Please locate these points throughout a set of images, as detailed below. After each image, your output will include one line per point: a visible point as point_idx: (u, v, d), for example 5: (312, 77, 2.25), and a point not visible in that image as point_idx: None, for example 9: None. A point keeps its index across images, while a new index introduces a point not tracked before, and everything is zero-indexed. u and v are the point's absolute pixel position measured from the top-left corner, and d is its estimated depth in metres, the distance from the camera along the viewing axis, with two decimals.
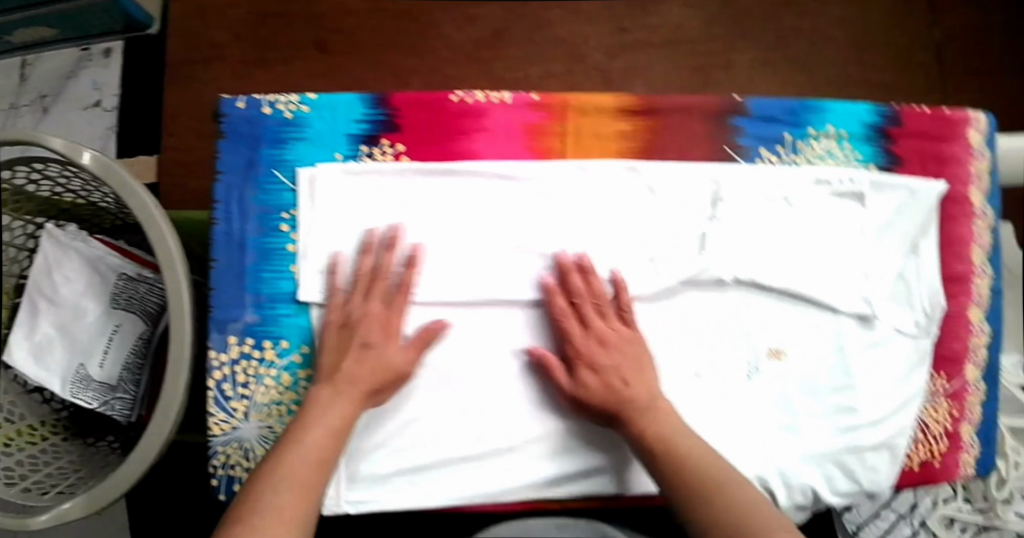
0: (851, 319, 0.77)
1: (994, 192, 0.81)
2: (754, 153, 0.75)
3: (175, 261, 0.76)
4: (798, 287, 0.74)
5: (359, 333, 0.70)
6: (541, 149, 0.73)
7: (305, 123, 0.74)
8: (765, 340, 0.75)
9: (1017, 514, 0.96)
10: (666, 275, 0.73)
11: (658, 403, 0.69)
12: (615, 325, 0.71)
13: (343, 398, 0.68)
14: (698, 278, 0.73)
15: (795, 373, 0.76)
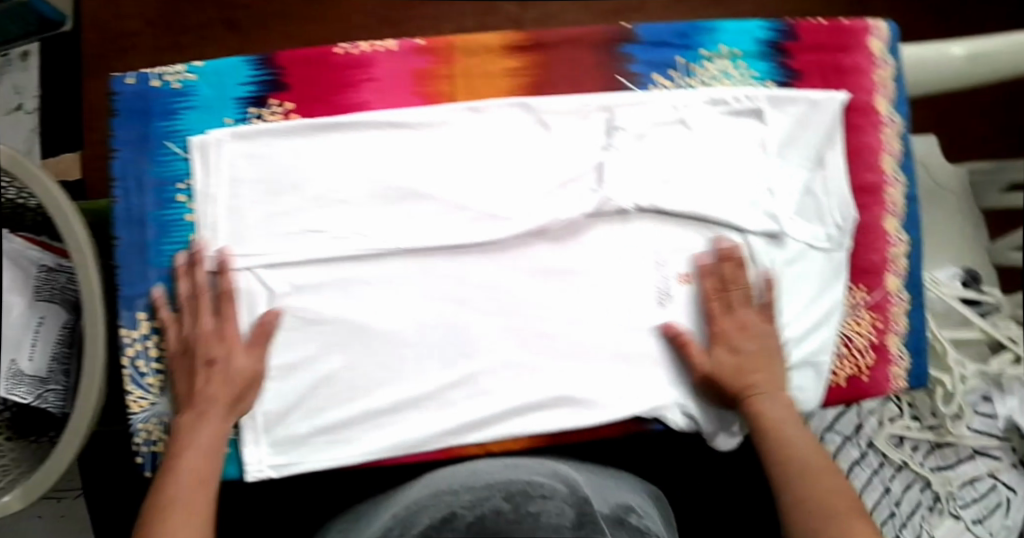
0: (760, 238, 0.77)
1: (901, 98, 0.80)
2: (647, 79, 0.74)
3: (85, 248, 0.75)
4: (702, 210, 0.74)
5: (199, 353, 0.70)
6: (430, 95, 0.73)
7: (193, 91, 0.74)
8: (673, 265, 0.76)
9: (970, 429, 1.01)
10: (567, 209, 0.73)
11: (776, 391, 0.72)
12: (731, 318, 0.74)
13: (206, 419, 0.68)
14: (601, 210, 0.74)
15: (708, 297, 0.76)
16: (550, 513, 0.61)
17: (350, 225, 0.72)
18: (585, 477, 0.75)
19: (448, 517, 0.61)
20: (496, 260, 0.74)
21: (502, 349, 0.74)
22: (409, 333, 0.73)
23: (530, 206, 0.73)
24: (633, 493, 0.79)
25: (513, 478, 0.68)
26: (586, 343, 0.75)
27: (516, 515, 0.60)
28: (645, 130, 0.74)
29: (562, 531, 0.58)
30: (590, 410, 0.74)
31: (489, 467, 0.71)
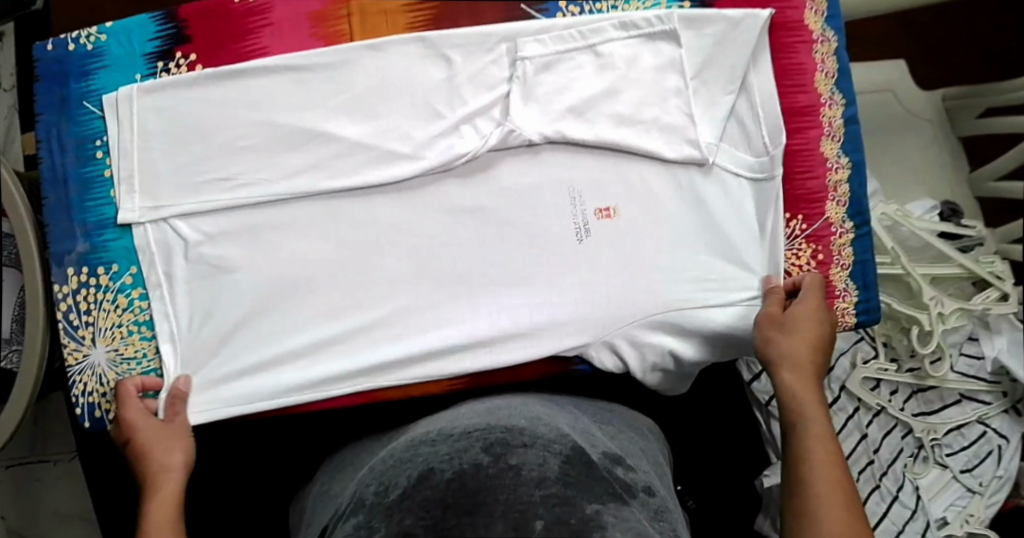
0: (684, 167, 0.73)
1: (835, 12, 0.76)
2: (553, 7, 0.73)
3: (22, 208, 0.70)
4: (615, 140, 0.72)
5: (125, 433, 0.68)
6: (330, 35, 0.72)
7: (105, 51, 0.74)
8: (590, 198, 0.73)
9: (956, 373, 0.95)
10: (474, 143, 0.71)
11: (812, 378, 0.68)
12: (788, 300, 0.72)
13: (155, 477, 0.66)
14: (510, 142, 0.71)
15: (630, 230, 0.73)
16: (534, 464, 0.55)
17: (255, 169, 0.71)
18: (572, 422, 0.67)
19: (425, 471, 0.55)
20: (407, 199, 0.72)
21: (417, 289, 0.72)
22: (321, 277, 0.71)
23: (437, 142, 0.71)
24: (622, 435, 0.71)
25: (492, 425, 0.61)
26: (503, 281, 0.72)
27: (497, 469, 0.54)
28: (551, 58, 0.71)
29: (549, 485, 0.53)
30: (511, 348, 0.71)
31: (467, 415, 0.63)
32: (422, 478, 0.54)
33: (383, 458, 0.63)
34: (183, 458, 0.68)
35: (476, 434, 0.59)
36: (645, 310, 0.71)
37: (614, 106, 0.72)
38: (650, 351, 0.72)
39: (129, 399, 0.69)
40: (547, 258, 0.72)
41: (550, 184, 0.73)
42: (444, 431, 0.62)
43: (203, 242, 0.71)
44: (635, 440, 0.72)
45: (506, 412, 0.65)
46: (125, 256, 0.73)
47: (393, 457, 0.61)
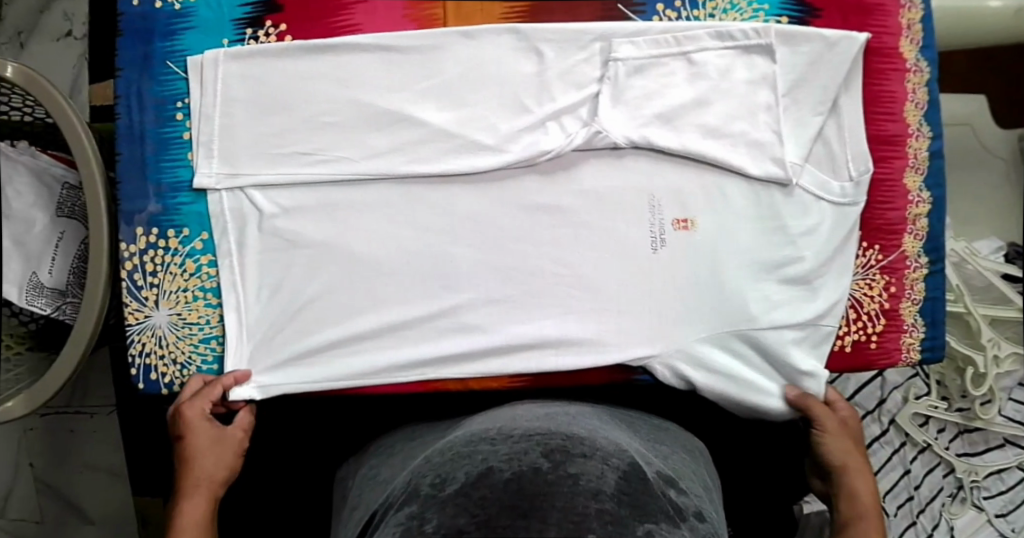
0: (766, 186, 0.72)
1: (930, 42, 0.75)
2: (650, 10, 0.72)
3: (93, 164, 0.72)
4: (700, 150, 0.71)
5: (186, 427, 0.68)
6: (423, 18, 0.72)
7: (192, 12, 0.73)
8: (668, 208, 0.72)
9: (1005, 417, 0.93)
10: (559, 142, 0.70)
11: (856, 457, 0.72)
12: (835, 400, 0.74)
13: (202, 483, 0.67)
14: (594, 143, 0.71)
15: (705, 243, 0.72)
16: (591, 475, 0.53)
17: (336, 146, 0.71)
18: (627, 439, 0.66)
19: (483, 469, 0.53)
20: (485, 190, 0.71)
21: (486, 282, 0.71)
22: (392, 261, 0.71)
23: (521, 136, 0.70)
24: (670, 452, 0.71)
25: (552, 430, 0.58)
26: (573, 282, 0.72)
27: (556, 477, 0.52)
28: (644, 62, 0.70)
29: (604, 499, 0.52)
30: (575, 352, 0.71)
31: (525, 415, 0.62)
32: (479, 477, 0.52)
33: (437, 450, 0.61)
34: (227, 472, 0.69)
35: (536, 438, 0.57)
36: (713, 326, 0.71)
37: (702, 116, 0.71)
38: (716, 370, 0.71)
39: (197, 395, 0.69)
40: (619, 263, 0.72)
41: (629, 189, 0.72)
42: (502, 430, 0.60)
43: (278, 214, 0.71)
44: (684, 457, 0.72)
45: (564, 417, 0.63)
46: (197, 221, 0.72)
47: (449, 449, 0.59)
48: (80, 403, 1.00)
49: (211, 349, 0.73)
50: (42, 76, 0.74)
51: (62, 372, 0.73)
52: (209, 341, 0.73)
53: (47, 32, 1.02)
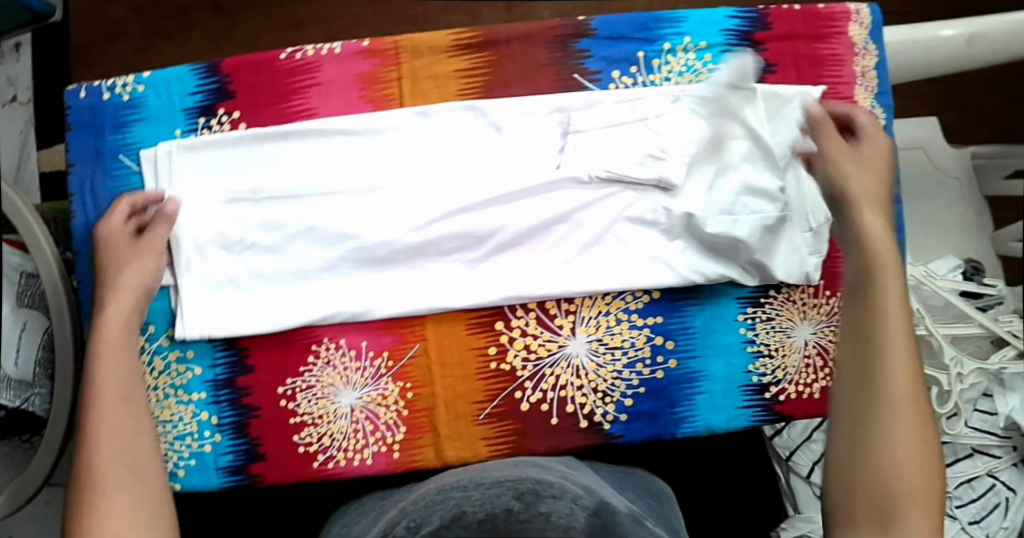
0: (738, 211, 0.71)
1: (884, 89, 0.75)
2: (605, 77, 0.72)
3: (46, 250, 0.72)
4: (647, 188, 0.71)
5: (115, 249, 0.68)
6: (379, 99, 0.71)
7: (142, 103, 0.71)
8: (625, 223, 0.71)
9: (972, 429, 0.96)
10: (528, 217, 0.70)
11: (874, 222, 0.70)
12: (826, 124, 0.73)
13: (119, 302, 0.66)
14: (561, 216, 0.70)
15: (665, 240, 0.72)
16: (562, 513, 0.57)
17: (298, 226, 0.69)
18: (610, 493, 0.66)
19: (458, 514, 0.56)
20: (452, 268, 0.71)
21: (460, 358, 0.71)
22: (364, 341, 0.71)
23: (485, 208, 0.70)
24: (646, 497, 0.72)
25: (523, 476, 0.63)
26: (546, 353, 0.72)
27: (528, 515, 0.55)
28: (603, 131, 0.71)
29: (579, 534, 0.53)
30: (554, 423, 0.72)
31: (493, 465, 0.65)
32: (453, 518, 0.55)
33: (412, 500, 0.63)
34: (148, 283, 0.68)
35: (507, 483, 0.61)
36: (683, 389, 0.72)
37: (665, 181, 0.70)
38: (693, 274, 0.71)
39: (117, 214, 0.69)
40: (590, 331, 0.72)
41: (597, 259, 0.71)
42: (475, 478, 0.64)
43: (241, 305, 0.70)
44: (659, 501, 0.73)
45: (532, 464, 0.66)
46: (164, 319, 0.71)
47: (421, 498, 0.62)
48: None
49: (187, 446, 0.70)
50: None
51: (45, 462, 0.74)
52: (185, 438, 0.70)
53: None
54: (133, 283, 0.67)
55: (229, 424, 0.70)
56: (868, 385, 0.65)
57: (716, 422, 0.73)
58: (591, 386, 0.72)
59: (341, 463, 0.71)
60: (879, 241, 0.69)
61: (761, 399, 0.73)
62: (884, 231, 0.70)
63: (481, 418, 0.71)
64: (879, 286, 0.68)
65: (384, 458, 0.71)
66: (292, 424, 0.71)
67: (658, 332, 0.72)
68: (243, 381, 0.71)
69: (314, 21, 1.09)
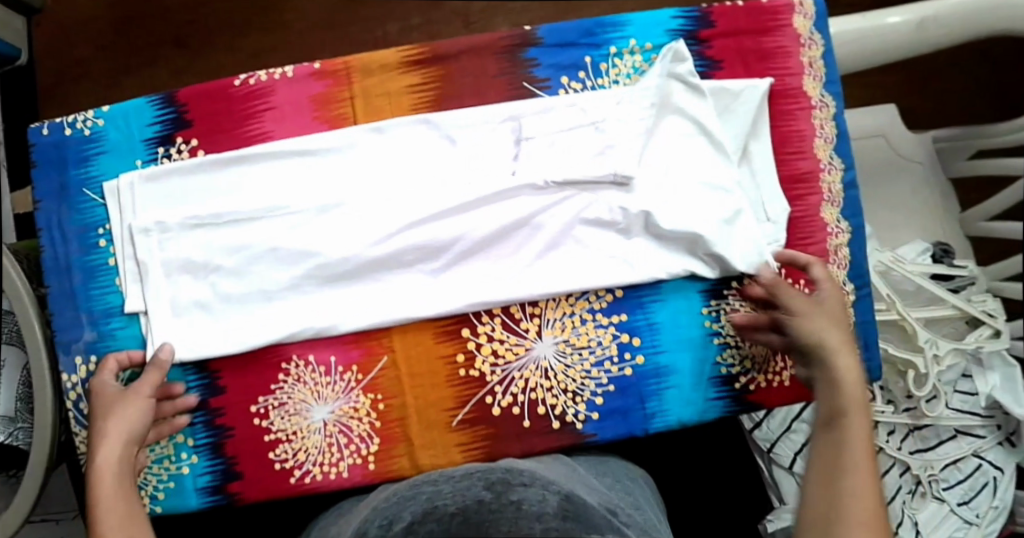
0: (695, 201, 0.72)
1: (833, 77, 0.76)
2: (555, 83, 0.73)
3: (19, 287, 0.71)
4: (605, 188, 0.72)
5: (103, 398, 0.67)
6: (333, 118, 0.72)
7: (102, 136, 0.73)
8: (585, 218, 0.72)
9: (954, 410, 0.96)
10: (487, 223, 0.71)
11: (823, 307, 0.69)
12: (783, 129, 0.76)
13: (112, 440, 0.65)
14: (522, 221, 0.72)
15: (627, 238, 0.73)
16: (533, 500, 0.60)
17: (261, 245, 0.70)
18: (590, 486, 0.69)
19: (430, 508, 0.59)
20: (414, 280, 0.72)
21: (429, 367, 0.72)
22: (334, 357, 0.72)
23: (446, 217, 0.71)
24: (624, 485, 0.73)
25: (492, 467, 0.67)
26: (513, 357, 0.73)
27: (499, 505, 0.59)
28: (556, 136, 0.72)
29: (542, 518, 0.57)
30: (526, 425, 0.72)
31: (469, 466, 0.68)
32: (424, 512, 0.60)
33: (386, 497, 0.67)
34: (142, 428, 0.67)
35: (477, 474, 0.65)
36: (652, 383, 0.73)
37: (619, 179, 0.72)
38: (655, 268, 0.72)
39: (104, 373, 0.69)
40: (557, 333, 0.73)
41: (558, 262, 0.72)
42: (447, 474, 0.68)
43: (210, 328, 0.71)
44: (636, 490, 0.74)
45: (506, 463, 0.69)
46: (135, 346, 0.72)
47: (396, 494, 0.66)
48: (43, 511, 0.99)
49: (165, 469, 0.71)
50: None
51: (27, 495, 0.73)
52: (163, 460, 0.71)
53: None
54: (119, 428, 0.66)
55: (205, 445, 0.71)
56: (836, 452, 0.62)
57: (688, 415, 0.74)
58: (561, 387, 0.73)
59: (317, 478, 0.71)
60: (824, 322, 0.68)
61: (730, 389, 0.74)
62: (832, 312, 0.69)
63: (455, 424, 0.72)
64: (814, 330, 0.68)
65: (360, 470, 0.72)
66: (267, 441, 0.71)
67: (624, 330, 0.73)
68: (216, 402, 0.72)
69: (277, 49, 1.11)
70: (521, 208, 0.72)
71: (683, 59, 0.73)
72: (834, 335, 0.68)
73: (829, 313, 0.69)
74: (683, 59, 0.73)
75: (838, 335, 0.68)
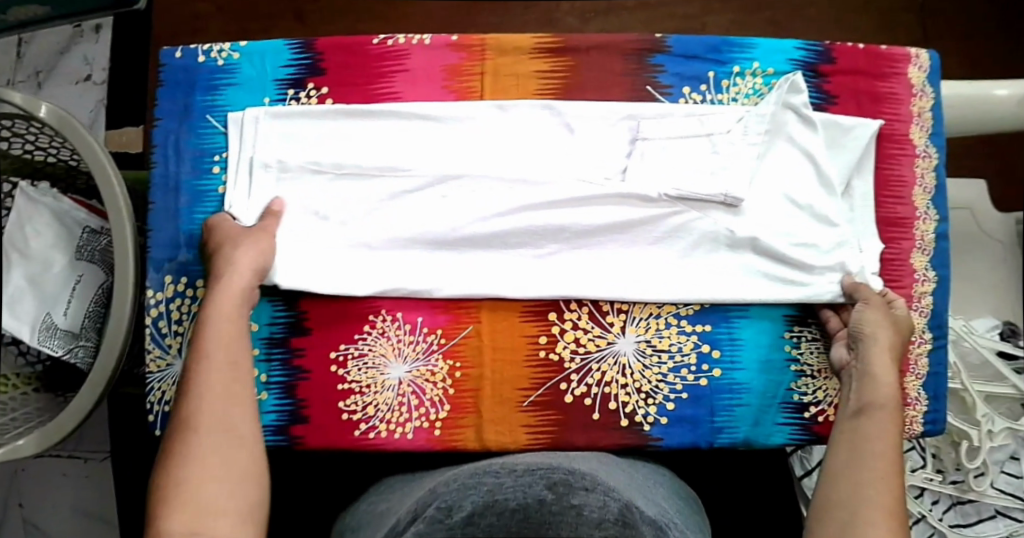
0: (791, 221, 0.74)
1: (938, 130, 0.79)
2: (676, 91, 0.75)
3: (121, 206, 0.71)
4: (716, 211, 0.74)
5: (221, 240, 0.69)
6: (461, 89, 0.75)
7: (235, 70, 0.76)
8: (690, 237, 0.73)
9: (997, 490, 0.92)
10: (598, 224, 0.73)
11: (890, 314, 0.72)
12: (885, 175, 0.78)
13: (234, 275, 0.67)
14: (633, 227, 0.73)
15: (729, 259, 0.74)
16: (593, 506, 0.57)
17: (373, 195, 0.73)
18: (650, 500, 0.67)
19: (489, 500, 0.57)
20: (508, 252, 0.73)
21: (511, 342, 0.73)
22: (420, 317, 0.73)
23: (542, 210, 0.73)
24: (676, 501, 0.72)
25: (554, 464, 0.63)
26: (594, 348, 0.73)
27: (560, 506, 0.56)
28: (669, 141, 0.74)
29: (607, 527, 0.55)
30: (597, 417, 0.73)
31: (532, 456, 0.66)
32: (487, 504, 0.57)
33: (442, 481, 0.65)
34: (262, 266, 0.69)
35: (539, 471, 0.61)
36: (725, 397, 0.74)
37: (728, 201, 0.73)
38: (749, 284, 0.73)
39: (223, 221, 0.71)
40: (640, 331, 0.74)
41: (655, 259, 0.73)
42: (507, 464, 0.65)
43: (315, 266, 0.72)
44: (685, 504, 0.73)
45: (565, 460, 0.67)
46: None
47: (454, 480, 0.63)
48: (74, 448, 1.01)
49: None
50: (72, 116, 0.73)
51: (78, 412, 0.71)
52: None
53: (24, 68, 1.04)
54: (248, 261, 0.68)
55: (278, 384, 0.72)
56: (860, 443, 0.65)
57: (755, 435, 0.74)
58: (636, 385, 0.73)
59: (382, 434, 0.72)
60: (885, 323, 0.71)
61: (799, 417, 0.74)
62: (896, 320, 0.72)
63: (525, 405, 0.73)
64: (875, 328, 0.70)
65: (425, 434, 0.72)
66: (340, 390, 0.72)
67: (706, 340, 0.74)
68: (297, 342, 0.73)
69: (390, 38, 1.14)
70: (616, 212, 0.73)
71: (798, 91, 0.74)
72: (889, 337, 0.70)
73: (891, 319, 0.71)
74: (798, 91, 0.74)
75: (890, 335, 0.71)
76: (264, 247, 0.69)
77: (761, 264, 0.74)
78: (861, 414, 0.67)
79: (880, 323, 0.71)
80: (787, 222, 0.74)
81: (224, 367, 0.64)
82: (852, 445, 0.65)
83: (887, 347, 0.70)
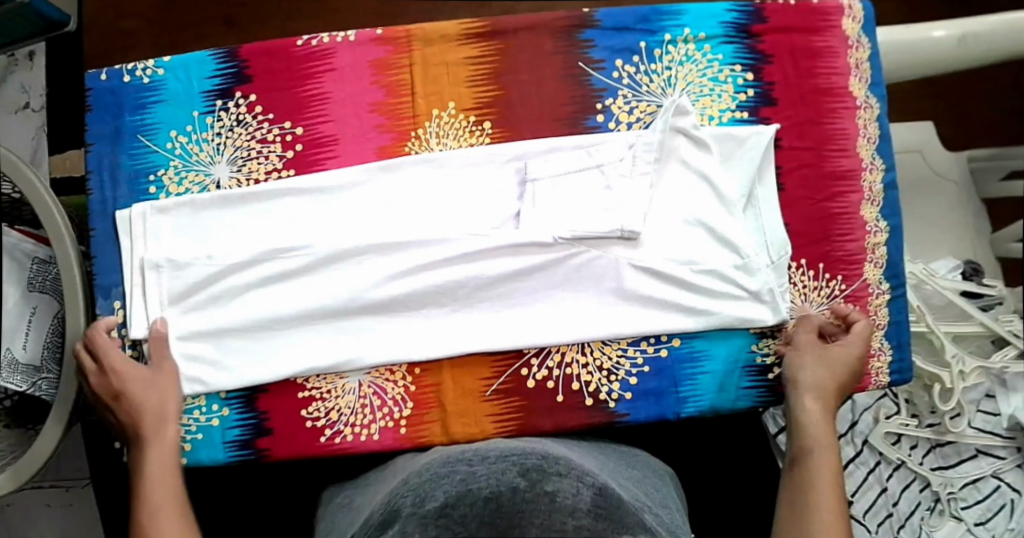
0: (704, 244, 0.73)
1: (877, 80, 0.78)
2: (609, 64, 0.75)
3: (64, 234, 0.70)
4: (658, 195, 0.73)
5: (117, 376, 0.68)
6: (391, 84, 0.74)
7: (161, 86, 0.74)
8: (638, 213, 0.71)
9: (974, 430, 0.93)
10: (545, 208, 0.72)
11: (827, 352, 0.72)
12: (827, 131, 0.77)
13: (158, 423, 0.67)
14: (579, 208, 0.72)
15: (673, 240, 0.73)
16: (567, 493, 0.55)
17: (260, 260, 0.71)
18: (620, 481, 0.66)
19: (463, 492, 0.54)
20: (419, 310, 0.72)
21: None
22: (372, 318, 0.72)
23: (451, 265, 0.72)
24: (649, 477, 0.73)
25: (528, 450, 0.60)
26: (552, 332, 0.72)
27: (533, 495, 0.54)
28: (560, 178, 0.72)
29: (579, 516, 0.52)
30: (562, 399, 0.73)
31: (504, 444, 0.64)
32: (458, 496, 0.54)
33: (413, 472, 0.62)
34: (171, 402, 0.69)
35: (513, 458, 0.58)
36: (688, 365, 0.74)
37: (626, 235, 0.71)
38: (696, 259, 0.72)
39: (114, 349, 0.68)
40: None
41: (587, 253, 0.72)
42: (479, 451, 0.62)
43: (217, 325, 0.70)
44: (655, 479, 0.74)
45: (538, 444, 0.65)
46: None
47: (424, 471, 0.61)
48: (55, 477, 0.98)
49: (193, 420, 0.71)
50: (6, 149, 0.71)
51: (48, 444, 0.70)
52: (192, 412, 0.71)
53: None
54: (150, 403, 0.67)
55: (238, 398, 0.71)
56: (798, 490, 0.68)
57: (721, 402, 0.74)
58: (597, 363, 0.73)
59: (348, 438, 0.71)
60: (811, 364, 0.72)
61: (764, 379, 0.74)
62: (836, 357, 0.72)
63: (488, 394, 0.72)
64: (796, 372, 0.72)
65: (391, 433, 0.72)
66: (302, 398, 0.72)
67: None
68: None
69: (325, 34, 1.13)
70: (517, 259, 0.72)
71: (684, 113, 0.73)
72: (820, 379, 0.71)
73: (823, 358, 0.72)
74: (684, 112, 0.73)
75: (821, 376, 0.71)
76: (163, 385, 0.69)
77: (670, 295, 0.72)
78: (796, 461, 0.69)
79: (806, 366, 0.72)
80: (679, 238, 0.73)
81: (171, 496, 0.65)
82: (792, 496, 0.68)
83: (814, 388, 0.71)
